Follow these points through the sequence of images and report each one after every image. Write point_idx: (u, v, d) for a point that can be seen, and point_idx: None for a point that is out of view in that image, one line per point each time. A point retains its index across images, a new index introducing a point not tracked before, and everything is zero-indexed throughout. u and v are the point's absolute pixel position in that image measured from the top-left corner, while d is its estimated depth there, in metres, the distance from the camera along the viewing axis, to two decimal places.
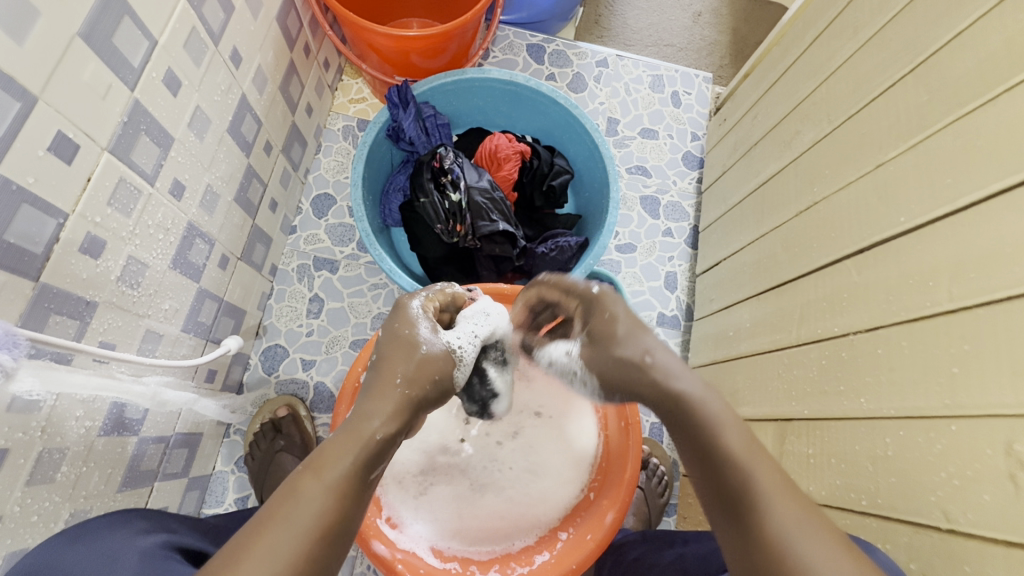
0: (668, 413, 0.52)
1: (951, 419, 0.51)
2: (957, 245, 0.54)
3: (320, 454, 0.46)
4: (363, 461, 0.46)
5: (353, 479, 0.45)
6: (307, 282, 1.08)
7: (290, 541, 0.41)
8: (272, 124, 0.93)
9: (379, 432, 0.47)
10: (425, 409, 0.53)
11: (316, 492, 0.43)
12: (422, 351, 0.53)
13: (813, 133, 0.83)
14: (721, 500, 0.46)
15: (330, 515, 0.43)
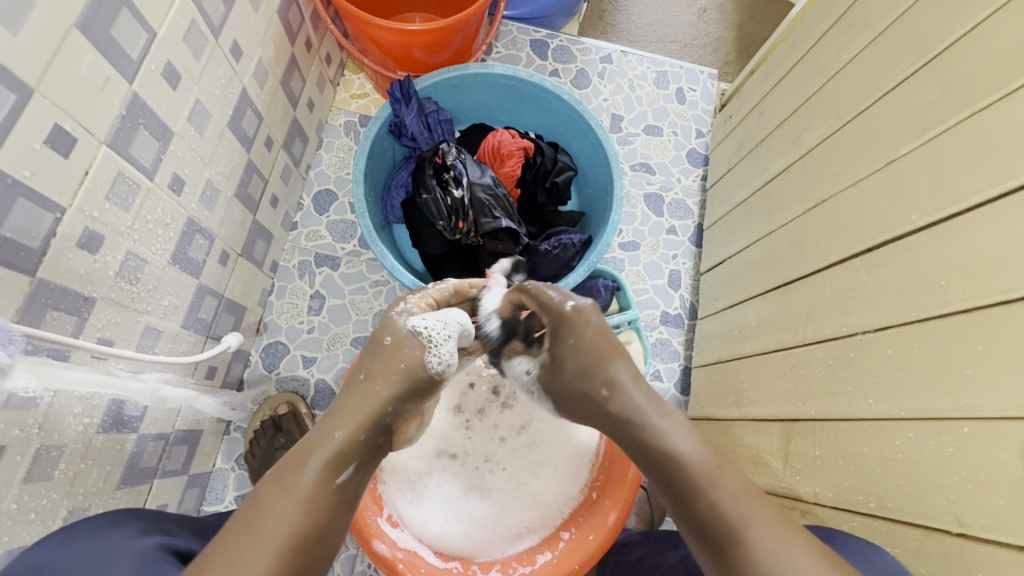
0: (632, 447, 0.55)
1: (964, 421, 0.50)
2: (971, 244, 0.53)
3: (283, 466, 0.46)
4: (327, 464, 0.47)
5: (320, 481, 0.46)
6: (309, 278, 1.07)
7: (254, 549, 0.40)
8: (273, 119, 0.93)
9: (340, 432, 0.49)
10: (398, 408, 0.54)
11: (279, 500, 0.44)
12: (387, 338, 0.57)
13: (821, 130, 0.82)
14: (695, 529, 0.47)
15: (295, 520, 0.43)
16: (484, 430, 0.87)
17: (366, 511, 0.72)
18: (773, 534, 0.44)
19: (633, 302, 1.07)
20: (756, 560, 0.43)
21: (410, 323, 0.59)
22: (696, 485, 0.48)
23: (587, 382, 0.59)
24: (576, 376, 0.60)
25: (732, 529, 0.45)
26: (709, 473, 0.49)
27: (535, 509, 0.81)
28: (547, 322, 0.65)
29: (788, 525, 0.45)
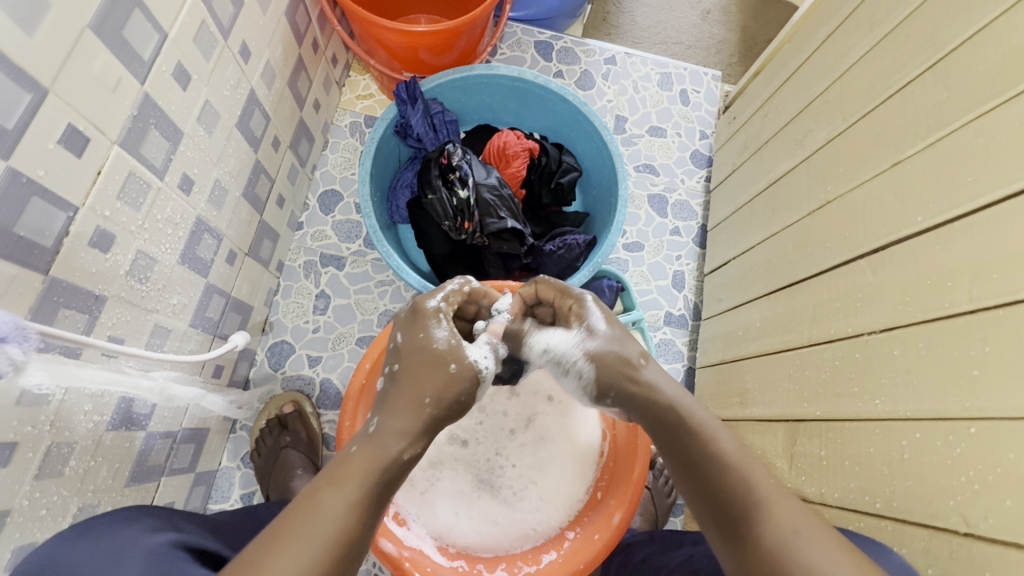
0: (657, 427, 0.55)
1: (970, 422, 0.51)
2: (977, 245, 0.54)
3: (342, 468, 0.48)
4: (382, 478, 0.48)
5: (372, 495, 0.48)
6: (314, 278, 1.07)
7: (305, 548, 0.43)
8: (281, 119, 0.93)
9: (403, 452, 0.50)
10: (441, 422, 0.54)
11: (335, 503, 0.46)
12: (452, 366, 0.54)
13: (826, 131, 0.82)
14: (712, 508, 0.51)
15: (348, 527, 0.45)
16: (493, 421, 0.86)
17: None
18: (788, 522, 0.48)
19: (637, 303, 1.07)
20: (769, 540, 0.47)
21: (474, 357, 0.56)
22: (721, 467, 0.51)
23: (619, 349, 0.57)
24: (603, 345, 0.57)
25: (749, 512, 0.49)
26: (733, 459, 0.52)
27: (542, 507, 0.82)
28: (569, 306, 0.62)
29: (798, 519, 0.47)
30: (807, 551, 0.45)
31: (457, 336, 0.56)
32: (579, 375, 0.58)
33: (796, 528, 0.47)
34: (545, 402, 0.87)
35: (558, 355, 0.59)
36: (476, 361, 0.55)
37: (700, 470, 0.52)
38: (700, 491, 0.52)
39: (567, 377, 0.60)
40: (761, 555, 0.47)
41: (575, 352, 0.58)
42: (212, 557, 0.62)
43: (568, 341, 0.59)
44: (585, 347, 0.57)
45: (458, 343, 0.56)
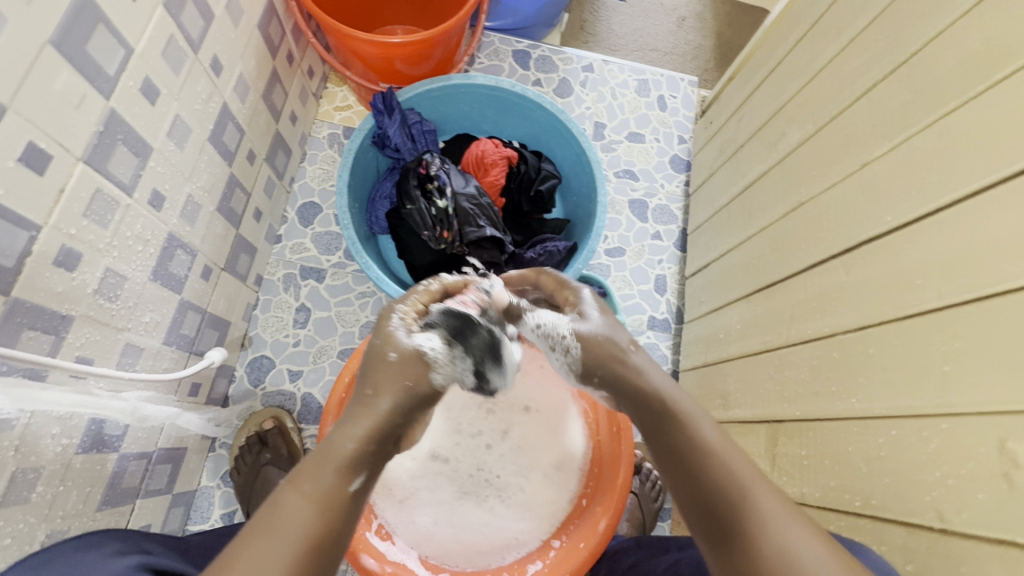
0: (646, 413, 0.56)
1: (942, 417, 0.51)
2: (943, 243, 0.55)
3: (300, 470, 0.49)
4: (340, 472, 0.48)
5: (334, 489, 0.48)
6: (294, 291, 1.06)
7: (270, 549, 0.44)
8: (256, 132, 0.93)
9: (352, 441, 0.50)
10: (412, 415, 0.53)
11: (298, 507, 0.46)
12: (390, 355, 0.53)
13: (798, 134, 0.84)
14: (704, 492, 0.50)
15: (311, 524, 0.46)
16: (467, 442, 0.86)
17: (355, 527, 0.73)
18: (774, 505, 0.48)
19: (620, 308, 1.07)
20: (761, 523, 0.47)
21: (415, 341, 0.54)
22: (709, 453, 0.51)
23: (613, 337, 0.59)
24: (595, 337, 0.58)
25: (741, 498, 0.48)
26: (719, 444, 0.52)
27: (529, 514, 0.82)
28: (572, 294, 0.66)
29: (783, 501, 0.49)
30: (791, 538, 0.45)
31: (404, 327, 0.56)
32: (565, 352, 0.59)
33: (780, 516, 0.47)
34: (523, 415, 0.87)
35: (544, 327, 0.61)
36: (417, 345, 0.54)
37: (689, 456, 0.52)
38: (692, 476, 0.51)
39: (553, 355, 0.60)
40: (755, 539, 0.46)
41: (565, 331, 0.59)
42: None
43: (555, 321, 0.61)
44: (574, 327, 0.59)
45: (403, 331, 0.55)
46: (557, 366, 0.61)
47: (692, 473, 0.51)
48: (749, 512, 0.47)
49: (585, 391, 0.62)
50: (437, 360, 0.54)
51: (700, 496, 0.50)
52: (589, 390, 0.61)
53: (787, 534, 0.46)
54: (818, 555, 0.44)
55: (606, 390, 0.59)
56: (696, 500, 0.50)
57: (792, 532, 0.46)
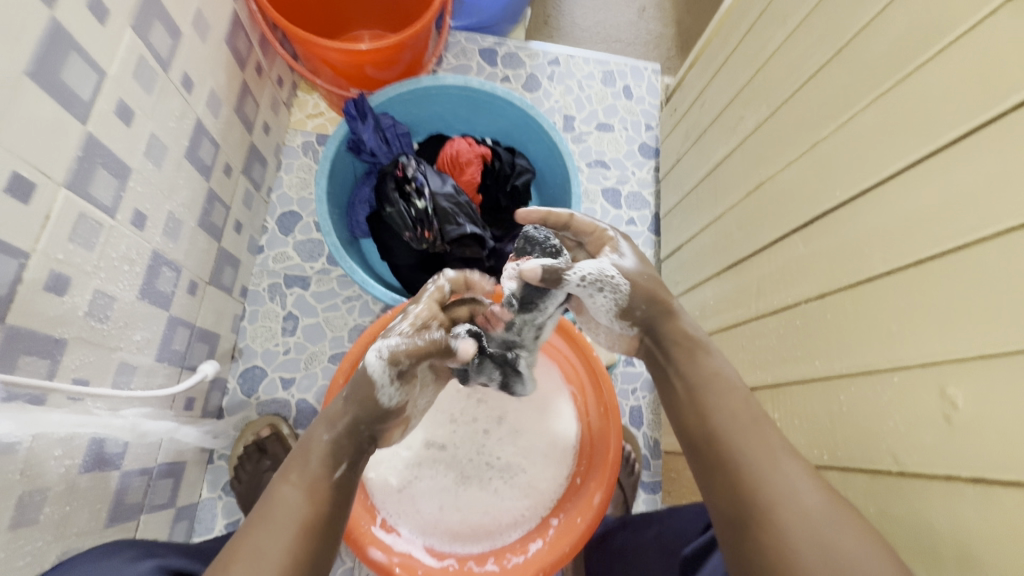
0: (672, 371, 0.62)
1: (892, 371, 0.56)
2: (884, 211, 0.60)
3: (290, 464, 0.57)
4: (322, 462, 0.56)
5: (320, 476, 0.56)
6: (280, 300, 1.08)
7: (270, 531, 0.51)
8: (230, 145, 0.94)
9: (326, 437, 0.58)
10: (373, 426, 0.60)
11: (291, 494, 0.54)
12: (359, 363, 0.60)
13: (755, 118, 0.88)
14: (709, 426, 0.56)
15: (303, 507, 0.54)
16: (465, 428, 0.89)
17: (360, 521, 0.76)
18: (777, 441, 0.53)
19: None
20: (758, 452, 0.52)
21: (373, 353, 0.59)
22: (718, 399, 0.57)
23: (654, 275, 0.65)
24: (637, 275, 0.64)
25: (743, 433, 0.54)
26: (735, 390, 0.58)
27: (529, 498, 0.86)
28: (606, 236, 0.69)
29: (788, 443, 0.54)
30: (787, 469, 0.51)
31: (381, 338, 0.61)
32: (614, 288, 0.63)
33: (780, 451, 0.53)
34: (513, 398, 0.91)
35: (585, 274, 0.62)
36: (367, 356, 0.59)
37: (701, 401, 0.58)
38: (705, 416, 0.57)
39: (599, 294, 0.63)
40: (752, 465, 0.52)
41: (612, 272, 0.63)
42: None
43: (606, 268, 0.63)
44: (619, 265, 0.64)
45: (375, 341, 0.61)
46: (600, 305, 0.64)
47: (699, 415, 0.57)
48: (748, 444, 0.53)
49: (617, 327, 0.67)
50: (382, 375, 0.58)
51: (704, 435, 0.56)
52: (622, 324, 0.66)
53: (781, 466, 0.51)
54: (805, 484, 0.50)
55: (641, 327, 0.65)
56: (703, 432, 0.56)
57: (787, 465, 0.51)
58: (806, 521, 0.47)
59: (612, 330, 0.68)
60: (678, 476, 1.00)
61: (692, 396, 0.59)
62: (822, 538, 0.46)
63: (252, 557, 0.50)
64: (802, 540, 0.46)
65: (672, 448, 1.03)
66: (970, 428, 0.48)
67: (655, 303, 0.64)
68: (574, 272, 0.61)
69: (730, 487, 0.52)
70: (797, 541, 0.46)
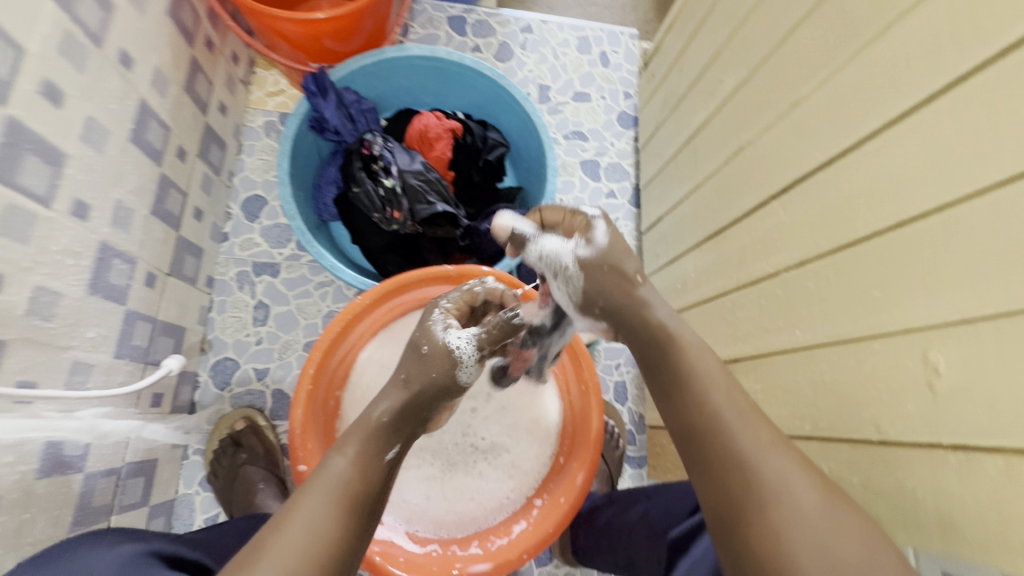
0: (649, 356, 0.58)
1: (874, 339, 0.54)
2: (865, 171, 0.57)
3: (344, 437, 0.55)
4: (377, 438, 0.55)
5: (373, 454, 0.54)
6: (249, 289, 1.04)
7: (319, 500, 0.49)
8: (182, 127, 0.88)
9: (385, 415, 0.56)
10: (433, 404, 0.59)
11: (342, 466, 0.52)
12: (426, 347, 0.60)
13: (733, 80, 0.84)
14: (695, 421, 0.53)
15: (355, 480, 0.51)
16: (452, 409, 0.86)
17: None
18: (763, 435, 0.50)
19: None
20: (745, 446, 0.49)
21: (448, 336, 0.60)
22: (700, 389, 0.54)
23: (618, 264, 0.60)
24: (600, 263, 0.59)
25: (727, 427, 0.51)
26: (718, 378, 0.55)
27: (513, 478, 0.85)
28: (581, 225, 0.60)
29: (776, 433, 0.51)
30: (776, 466, 0.48)
31: (447, 323, 0.62)
32: (567, 279, 0.60)
33: (770, 445, 0.49)
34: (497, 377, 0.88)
35: (541, 254, 0.61)
36: (447, 342, 0.59)
37: (682, 390, 0.55)
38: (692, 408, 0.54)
39: (554, 282, 0.61)
40: (737, 461, 0.49)
41: (567, 259, 0.60)
42: (198, 567, 0.61)
43: (560, 252, 0.60)
44: (579, 254, 0.59)
45: (438, 327, 0.61)
46: (556, 295, 0.62)
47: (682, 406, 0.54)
48: (733, 438, 0.50)
49: (588, 321, 0.64)
50: (464, 360, 0.60)
51: (692, 430, 0.53)
52: (586, 317, 0.63)
53: (770, 461, 0.48)
54: (801, 481, 0.47)
55: (608, 320, 0.61)
56: (690, 425, 0.53)
57: (780, 461, 0.48)
58: (803, 522, 0.45)
59: (586, 324, 0.65)
60: (663, 450, 0.99)
61: (677, 387, 0.56)
62: (819, 541, 0.43)
63: (300, 527, 0.47)
64: (800, 544, 0.44)
65: (657, 423, 1.02)
66: (952, 394, 0.46)
67: (612, 297, 0.59)
68: (535, 249, 0.62)
69: (720, 487, 0.49)
70: (795, 543, 0.44)
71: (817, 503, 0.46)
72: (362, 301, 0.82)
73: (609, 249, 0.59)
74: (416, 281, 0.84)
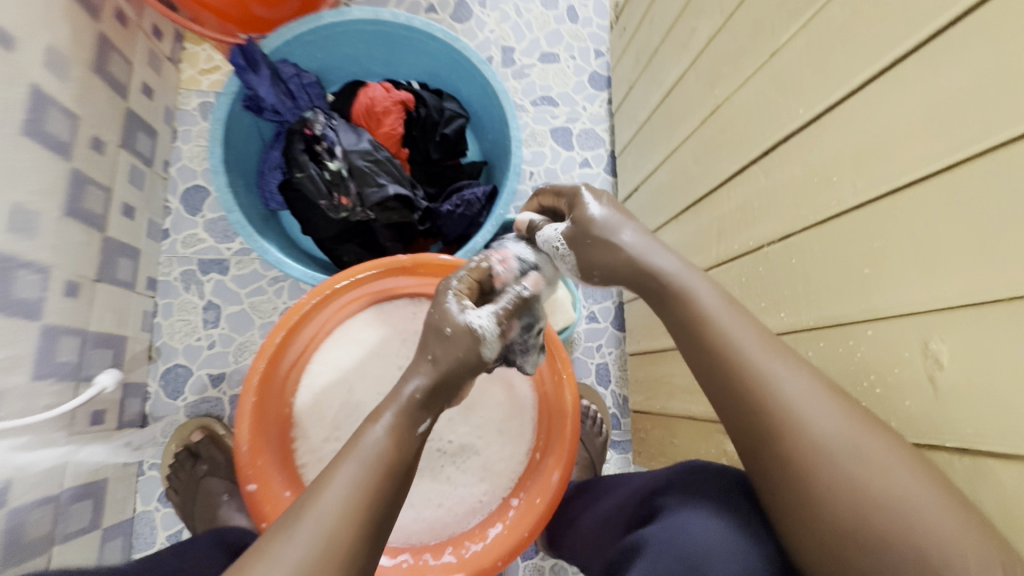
0: (654, 297, 0.53)
1: (866, 324, 0.48)
2: (856, 128, 0.49)
3: (378, 407, 0.50)
4: (412, 410, 0.50)
5: (406, 428, 0.49)
6: (196, 289, 0.96)
7: (355, 468, 0.45)
8: (95, 114, 0.79)
9: (418, 390, 0.50)
10: (463, 381, 0.53)
11: (378, 437, 0.47)
12: (446, 327, 0.52)
13: (707, 29, 0.75)
14: (711, 364, 0.47)
15: (389, 451, 0.47)
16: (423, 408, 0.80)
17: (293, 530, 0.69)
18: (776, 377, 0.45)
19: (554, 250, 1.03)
20: (763, 395, 0.44)
21: (467, 316, 0.52)
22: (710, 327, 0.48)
23: (605, 232, 0.56)
24: (584, 233, 0.57)
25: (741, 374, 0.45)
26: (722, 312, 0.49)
27: (485, 480, 0.81)
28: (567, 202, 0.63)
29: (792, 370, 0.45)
30: (798, 412, 0.42)
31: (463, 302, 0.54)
32: (562, 257, 0.60)
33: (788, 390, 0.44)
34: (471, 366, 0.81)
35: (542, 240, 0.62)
36: (467, 320, 0.52)
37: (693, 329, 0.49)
38: (705, 352, 0.48)
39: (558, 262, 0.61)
40: (757, 411, 0.44)
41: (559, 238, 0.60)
42: None
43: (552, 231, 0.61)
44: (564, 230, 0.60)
45: (456, 307, 0.54)
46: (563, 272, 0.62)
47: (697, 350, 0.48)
48: (749, 386, 0.45)
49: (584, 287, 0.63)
50: (488, 337, 0.52)
51: (714, 377, 0.47)
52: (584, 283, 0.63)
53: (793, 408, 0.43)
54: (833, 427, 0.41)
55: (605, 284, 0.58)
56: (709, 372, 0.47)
57: (804, 406, 0.42)
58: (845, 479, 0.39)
59: None
60: (647, 436, 0.94)
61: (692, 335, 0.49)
62: (872, 498, 0.38)
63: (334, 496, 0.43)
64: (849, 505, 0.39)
65: (640, 408, 0.97)
66: (956, 389, 0.40)
67: (605, 263, 0.56)
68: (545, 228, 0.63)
69: (750, 439, 0.44)
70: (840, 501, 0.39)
71: (857, 456, 0.40)
72: (308, 300, 0.73)
73: (602, 220, 0.57)
74: (368, 276, 0.77)
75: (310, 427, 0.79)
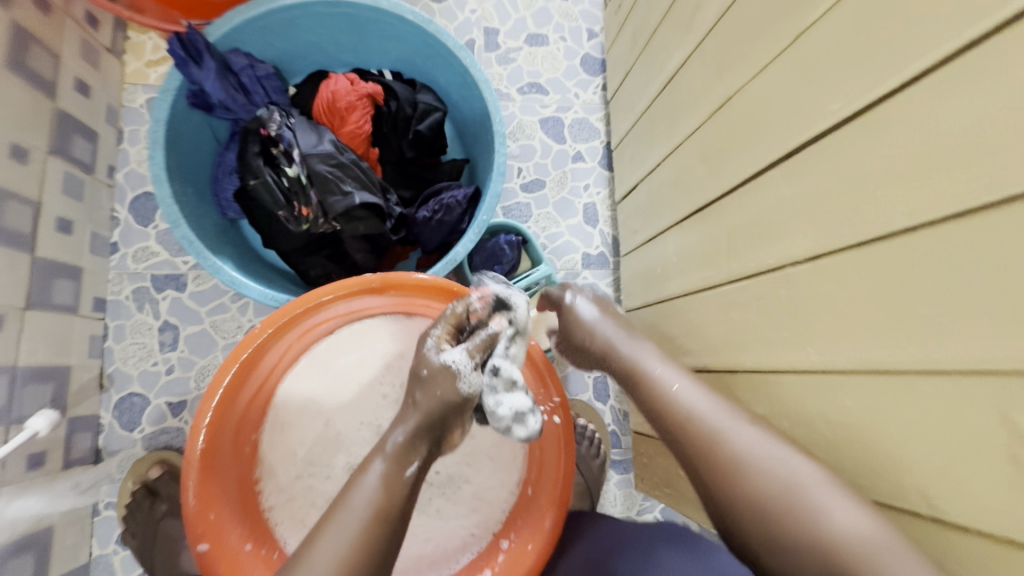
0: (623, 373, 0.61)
1: (925, 377, 0.40)
2: (908, 130, 0.40)
3: (368, 456, 0.51)
4: (400, 456, 0.51)
5: (397, 477, 0.50)
6: (151, 309, 0.87)
7: (347, 517, 0.46)
8: (15, 118, 0.69)
9: (402, 435, 0.51)
10: (451, 421, 0.53)
11: (368, 485, 0.49)
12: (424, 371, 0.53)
13: (714, 6, 0.65)
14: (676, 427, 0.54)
15: (380, 497, 0.48)
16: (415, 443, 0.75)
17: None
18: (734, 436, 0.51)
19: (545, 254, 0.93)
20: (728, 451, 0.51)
21: (442, 356, 0.54)
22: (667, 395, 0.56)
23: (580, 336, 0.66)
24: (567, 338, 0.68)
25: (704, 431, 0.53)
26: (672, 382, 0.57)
27: (476, 511, 0.73)
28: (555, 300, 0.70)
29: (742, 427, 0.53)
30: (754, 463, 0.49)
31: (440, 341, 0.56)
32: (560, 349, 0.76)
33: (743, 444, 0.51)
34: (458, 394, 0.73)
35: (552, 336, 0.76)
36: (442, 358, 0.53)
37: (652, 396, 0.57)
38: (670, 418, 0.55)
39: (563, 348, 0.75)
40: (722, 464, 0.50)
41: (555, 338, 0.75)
42: None
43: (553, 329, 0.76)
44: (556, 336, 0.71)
45: (433, 349, 0.55)
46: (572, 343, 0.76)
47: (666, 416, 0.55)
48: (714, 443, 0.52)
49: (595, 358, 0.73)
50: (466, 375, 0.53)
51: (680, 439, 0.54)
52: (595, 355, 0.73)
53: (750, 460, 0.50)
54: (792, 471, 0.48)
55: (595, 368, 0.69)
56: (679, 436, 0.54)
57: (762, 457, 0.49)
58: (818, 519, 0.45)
59: None
60: (649, 461, 0.87)
61: (655, 401, 0.57)
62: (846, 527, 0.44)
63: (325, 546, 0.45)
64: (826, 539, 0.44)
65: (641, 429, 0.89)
66: None
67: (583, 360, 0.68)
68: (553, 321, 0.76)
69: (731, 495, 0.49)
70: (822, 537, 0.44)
71: (800, 489, 0.47)
72: (261, 330, 0.64)
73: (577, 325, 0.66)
74: (332, 298, 0.67)
75: (277, 464, 0.71)
